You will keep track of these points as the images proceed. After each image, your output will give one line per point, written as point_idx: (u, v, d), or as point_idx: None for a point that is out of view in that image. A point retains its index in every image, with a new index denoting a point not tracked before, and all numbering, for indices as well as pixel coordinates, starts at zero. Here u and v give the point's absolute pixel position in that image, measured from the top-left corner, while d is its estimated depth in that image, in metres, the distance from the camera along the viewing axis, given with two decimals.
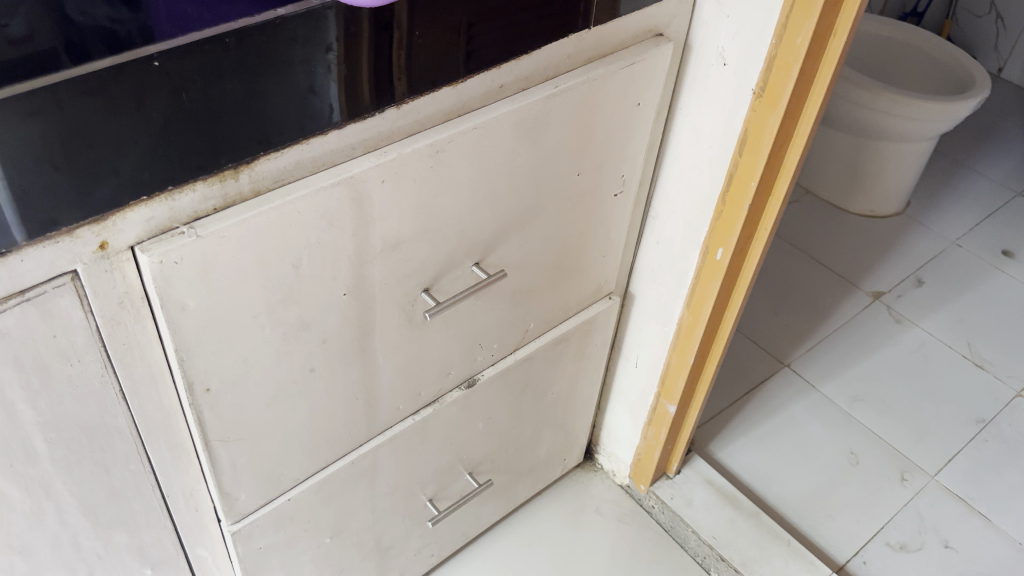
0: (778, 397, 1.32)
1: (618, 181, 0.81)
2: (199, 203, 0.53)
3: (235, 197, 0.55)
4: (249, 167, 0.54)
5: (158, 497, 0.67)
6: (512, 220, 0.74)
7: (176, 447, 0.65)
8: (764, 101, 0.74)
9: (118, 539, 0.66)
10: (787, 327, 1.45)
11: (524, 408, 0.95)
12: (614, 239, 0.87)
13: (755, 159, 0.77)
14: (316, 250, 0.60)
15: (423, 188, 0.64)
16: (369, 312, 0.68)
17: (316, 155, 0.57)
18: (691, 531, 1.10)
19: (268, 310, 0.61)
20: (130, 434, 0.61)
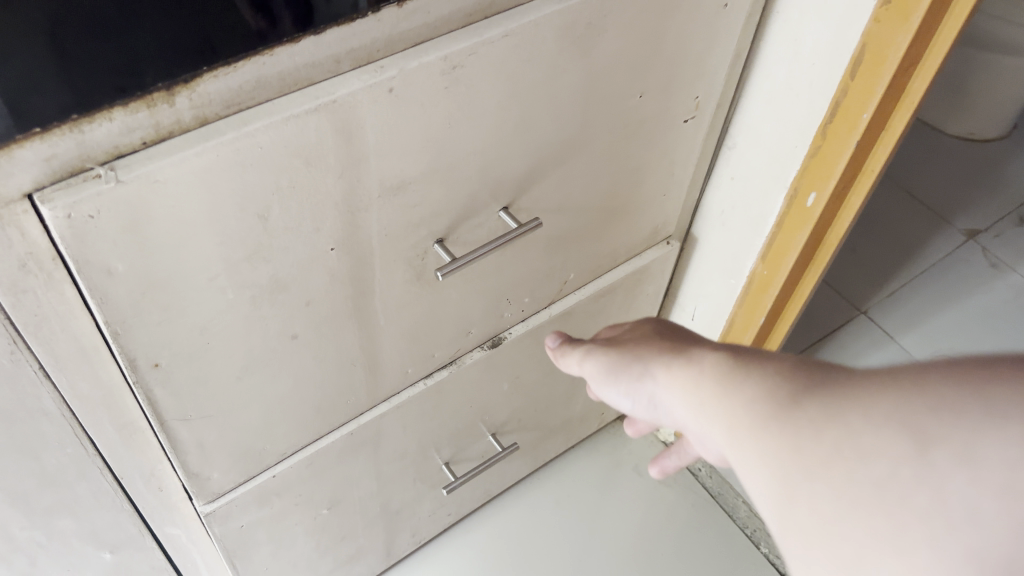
0: (847, 348, 1.17)
1: (690, 105, 0.64)
2: (120, 136, 0.39)
3: (173, 126, 0.41)
4: (189, 87, 0.40)
5: (111, 480, 0.56)
6: (552, 154, 0.58)
7: (126, 427, 0.53)
8: (893, 11, 0.56)
9: (63, 525, 0.55)
10: (864, 268, 1.29)
11: (559, 363, 0.81)
12: (678, 175, 0.71)
13: (872, 83, 0.59)
14: (289, 195, 0.46)
15: (432, 117, 0.49)
16: (366, 268, 0.55)
17: (286, 70, 0.43)
18: (741, 499, 1.02)
19: (228, 271, 0.47)
20: (62, 417, 0.49)
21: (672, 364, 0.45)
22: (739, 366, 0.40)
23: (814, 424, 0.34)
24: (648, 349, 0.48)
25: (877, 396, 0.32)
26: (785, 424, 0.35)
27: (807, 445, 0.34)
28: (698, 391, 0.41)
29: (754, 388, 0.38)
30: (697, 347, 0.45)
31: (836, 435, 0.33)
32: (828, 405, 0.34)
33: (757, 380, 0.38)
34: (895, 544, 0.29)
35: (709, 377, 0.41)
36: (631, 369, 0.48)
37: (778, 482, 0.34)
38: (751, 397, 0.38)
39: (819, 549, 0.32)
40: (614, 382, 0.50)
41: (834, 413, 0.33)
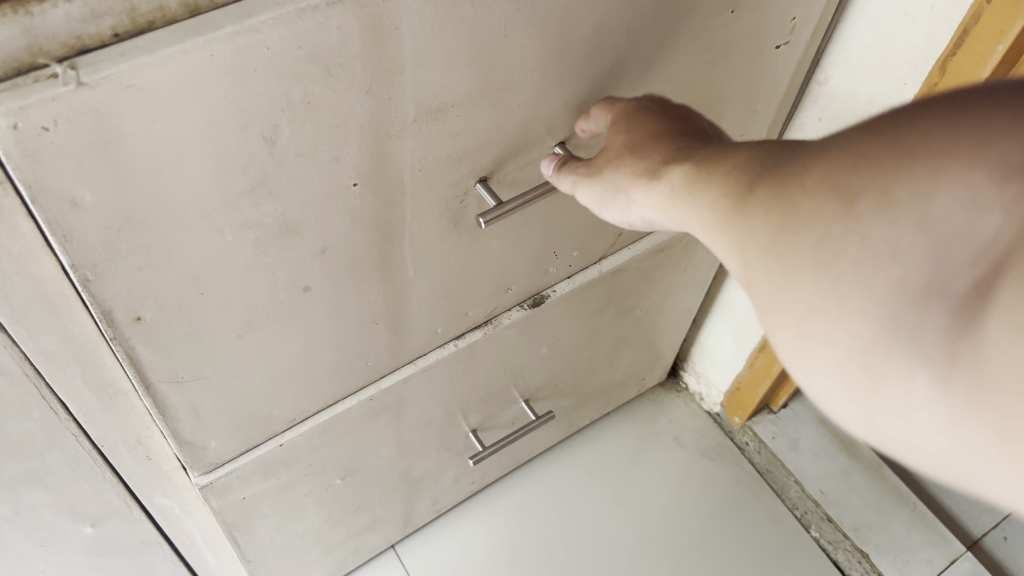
0: None
1: (784, 29, 0.54)
2: (82, 24, 0.30)
3: (154, 15, 0.31)
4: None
5: (88, 448, 0.47)
6: (623, 79, 0.49)
7: (106, 388, 0.45)
8: None
9: (33, 498, 0.48)
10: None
11: (605, 325, 0.73)
12: (757, 113, 0.61)
13: (1017, 10, 0.49)
14: (304, 115, 0.37)
15: (486, 21, 0.39)
16: (395, 210, 0.45)
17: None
18: (792, 479, 0.93)
19: (226, 208, 0.38)
20: (24, 377, 0.41)
21: (626, 165, 0.40)
22: (698, 160, 0.36)
23: (764, 193, 0.30)
24: (606, 155, 0.43)
25: (817, 151, 0.29)
26: (738, 203, 0.31)
27: (754, 226, 0.30)
28: (656, 192, 0.37)
29: (715, 181, 0.33)
30: (648, 142, 0.40)
31: (779, 198, 0.29)
32: (782, 172, 0.30)
33: (717, 172, 0.34)
34: (835, 295, 0.26)
35: (667, 170, 0.37)
36: (615, 198, 0.42)
37: (737, 262, 0.31)
38: (711, 189, 0.33)
39: (775, 319, 0.29)
40: (609, 212, 0.43)
41: (784, 178, 0.29)
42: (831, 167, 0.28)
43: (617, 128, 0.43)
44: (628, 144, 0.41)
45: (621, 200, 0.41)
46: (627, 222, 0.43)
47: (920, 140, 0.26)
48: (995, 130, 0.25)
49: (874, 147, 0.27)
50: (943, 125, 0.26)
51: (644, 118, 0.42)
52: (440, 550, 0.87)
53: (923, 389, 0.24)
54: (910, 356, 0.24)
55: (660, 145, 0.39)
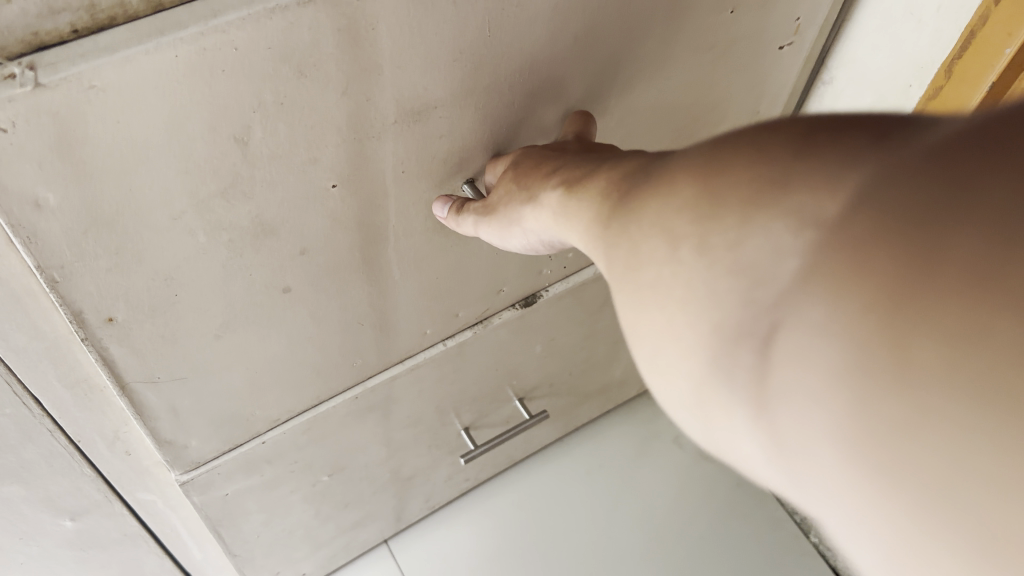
0: None
1: (788, 30, 0.53)
2: (37, 18, 0.29)
3: (115, 10, 0.30)
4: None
5: (64, 444, 0.47)
6: (618, 79, 0.47)
7: (81, 382, 0.44)
8: None
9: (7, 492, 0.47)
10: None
11: (601, 326, 0.71)
12: (760, 114, 0.59)
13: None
14: (278, 115, 0.36)
15: (468, 20, 0.38)
16: (377, 211, 0.44)
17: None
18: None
19: (199, 209, 0.37)
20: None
21: (516, 197, 0.40)
22: (572, 181, 0.36)
23: (616, 224, 0.29)
24: (497, 192, 0.42)
25: (654, 187, 0.27)
26: (602, 230, 0.30)
27: (612, 261, 0.28)
28: (544, 215, 0.38)
29: (585, 202, 0.33)
30: (531, 174, 0.40)
31: (627, 232, 0.27)
32: (632, 200, 0.28)
33: (585, 195, 0.34)
34: (671, 339, 0.24)
35: (547, 192, 0.37)
36: (509, 229, 0.41)
37: None
38: (581, 212, 0.33)
39: (638, 355, 0.27)
40: (516, 244, 0.43)
41: (629, 212, 0.28)
42: (662, 209, 0.25)
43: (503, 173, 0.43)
44: (516, 177, 0.41)
45: (514, 230, 0.41)
46: (530, 247, 0.43)
47: (737, 176, 0.23)
48: (817, 154, 0.22)
49: (701, 180, 0.24)
50: (748, 169, 0.23)
51: (527, 157, 0.42)
52: (434, 547, 0.86)
53: (747, 437, 0.22)
54: (733, 402, 0.22)
55: (542, 172, 0.39)
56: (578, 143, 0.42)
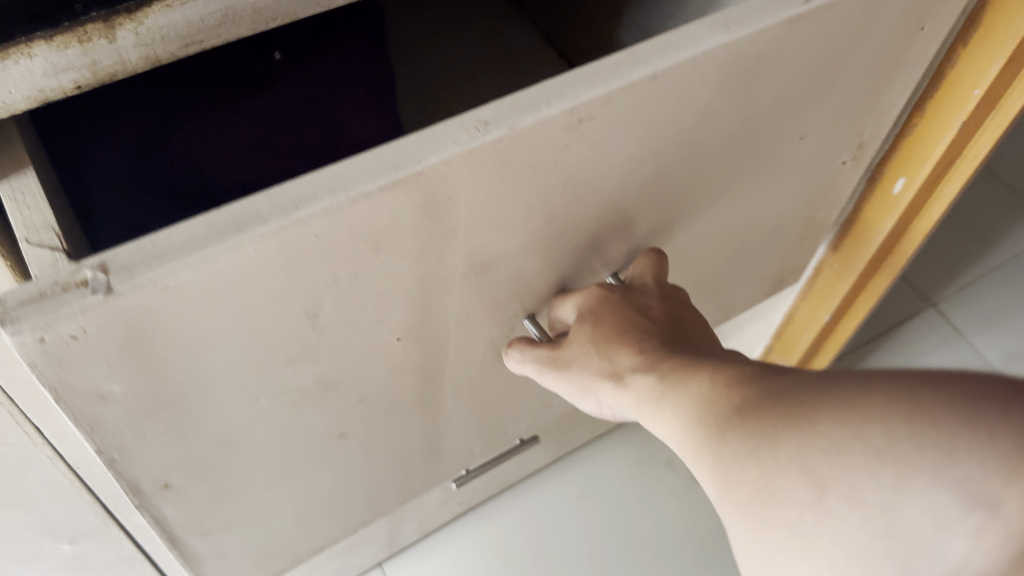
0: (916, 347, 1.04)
1: (852, 146, 0.51)
2: (47, 77, 0.35)
3: (115, 68, 0.36)
4: (133, 19, 0.35)
5: (63, 470, 0.45)
6: (684, 208, 0.46)
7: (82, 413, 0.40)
8: None
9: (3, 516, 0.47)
10: (939, 255, 1.14)
11: None
12: (817, 222, 0.58)
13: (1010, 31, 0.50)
14: (349, 286, 0.34)
15: (545, 180, 0.36)
16: (437, 354, 0.43)
17: (258, 4, 0.38)
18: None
19: (263, 377, 0.35)
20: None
21: (594, 363, 0.40)
22: (666, 372, 0.37)
23: (736, 441, 0.31)
24: (571, 345, 0.41)
25: (796, 418, 0.29)
26: (713, 435, 0.32)
27: (733, 477, 0.31)
28: (627, 398, 0.38)
29: (688, 397, 0.35)
30: (615, 344, 0.39)
31: (754, 455, 0.30)
32: (763, 418, 0.31)
33: (688, 388, 0.35)
34: None
35: (634, 376, 0.38)
36: (582, 395, 0.41)
37: (718, 499, 0.32)
38: (680, 408, 0.35)
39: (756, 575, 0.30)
40: (582, 405, 0.42)
41: (762, 432, 0.30)
42: (803, 447, 0.28)
43: (581, 321, 0.41)
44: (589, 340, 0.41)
45: (589, 398, 0.41)
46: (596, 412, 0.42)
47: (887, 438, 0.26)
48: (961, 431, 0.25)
49: (844, 431, 0.27)
50: (904, 426, 0.26)
51: (604, 311, 0.41)
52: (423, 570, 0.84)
53: None
54: None
55: (627, 347, 0.39)
56: (660, 297, 0.42)
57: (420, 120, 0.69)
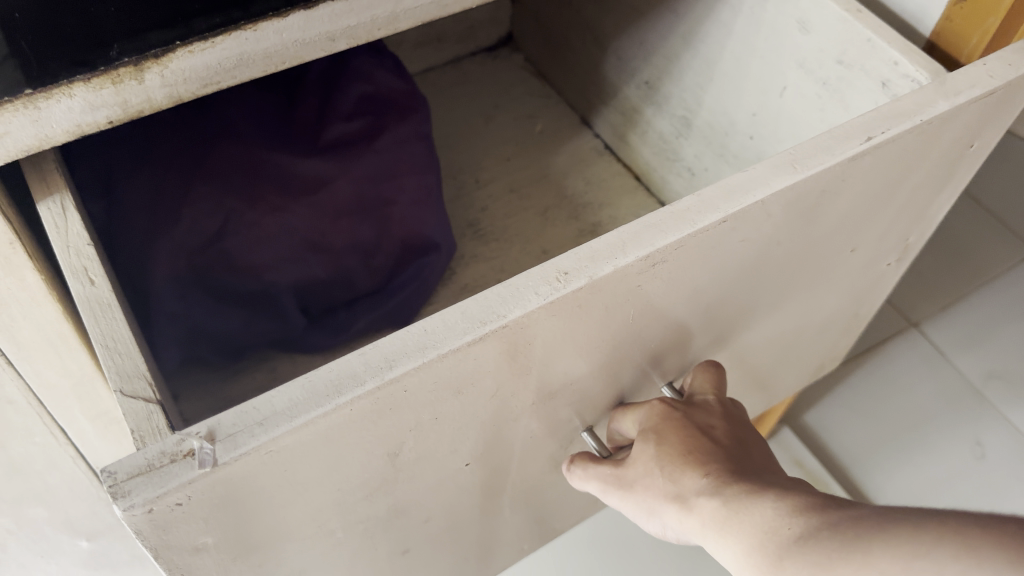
0: (896, 363, 1.05)
1: (898, 249, 0.52)
2: (82, 115, 0.36)
3: (142, 104, 0.37)
4: (158, 63, 0.36)
5: (84, 469, 0.52)
6: (738, 321, 0.46)
7: (99, 418, 0.49)
8: None
9: (33, 514, 0.53)
10: (926, 276, 1.14)
11: None
12: (861, 315, 0.58)
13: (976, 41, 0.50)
14: (430, 428, 0.35)
15: (617, 315, 0.37)
16: (501, 472, 0.43)
17: (272, 46, 0.39)
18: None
19: (343, 512, 0.36)
20: (28, 406, 0.46)
21: (659, 485, 0.38)
22: (732, 496, 0.35)
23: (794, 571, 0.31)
24: (636, 464, 0.40)
25: (850, 549, 0.29)
26: (774, 564, 0.32)
27: None
28: (692, 522, 0.36)
29: (752, 521, 0.33)
30: (679, 466, 0.38)
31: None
32: (824, 549, 0.30)
33: (752, 511, 0.34)
34: None
35: (698, 497, 0.36)
36: (646, 512, 0.40)
37: None
38: (745, 532, 0.33)
39: None
40: (646, 523, 0.41)
41: (819, 560, 0.30)
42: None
43: (644, 436, 0.40)
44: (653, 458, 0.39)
45: (654, 518, 0.40)
46: (661, 534, 0.41)
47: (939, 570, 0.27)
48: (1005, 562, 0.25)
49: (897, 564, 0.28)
50: (953, 560, 0.26)
51: (668, 427, 0.40)
52: None
53: None
54: None
55: (693, 466, 0.38)
56: (722, 419, 0.42)
57: (460, 206, 0.71)
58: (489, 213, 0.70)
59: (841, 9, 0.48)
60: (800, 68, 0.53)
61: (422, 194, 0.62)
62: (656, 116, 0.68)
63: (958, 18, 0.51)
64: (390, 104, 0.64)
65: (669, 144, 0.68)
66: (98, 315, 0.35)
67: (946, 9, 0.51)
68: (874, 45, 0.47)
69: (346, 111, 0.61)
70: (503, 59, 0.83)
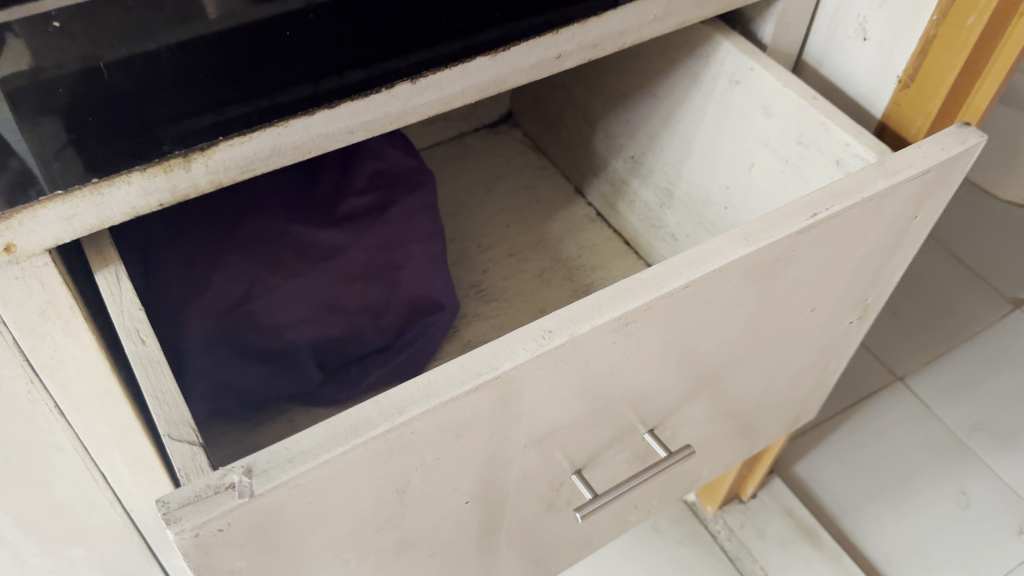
0: (885, 417, 1.09)
1: (859, 308, 0.57)
2: (138, 199, 0.42)
3: (189, 189, 0.44)
4: (204, 154, 0.43)
5: (118, 513, 0.57)
6: (708, 375, 0.52)
7: (137, 464, 0.54)
8: (940, 46, 0.54)
9: (72, 552, 0.58)
10: (906, 330, 1.19)
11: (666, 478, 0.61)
12: (830, 369, 0.64)
13: (917, 111, 0.57)
14: (433, 467, 0.40)
15: (597, 368, 0.43)
16: (498, 511, 0.48)
17: (299, 140, 0.46)
18: (758, 566, 0.93)
19: (355, 544, 0.41)
20: (74, 451, 0.51)
21: None
22: None
23: None
24: None
25: None
26: None
27: None
28: None
29: None
30: None
31: None
32: None
33: None
34: None
35: None
36: None
37: None
38: None
39: None
40: None
41: None
42: None
43: None
44: None
45: None
46: None
47: None
48: None
49: None
50: None
51: None
52: None
53: None
54: None
55: None
56: None
57: (463, 270, 0.77)
58: (489, 276, 0.76)
59: (798, 97, 0.55)
60: (765, 147, 0.59)
61: (430, 259, 0.68)
62: (642, 187, 0.75)
63: (905, 101, 0.57)
64: (400, 179, 0.70)
65: (653, 212, 0.74)
66: (148, 369, 0.40)
67: (893, 94, 0.58)
68: (827, 128, 0.53)
69: (359, 187, 0.68)
70: (501, 133, 0.90)
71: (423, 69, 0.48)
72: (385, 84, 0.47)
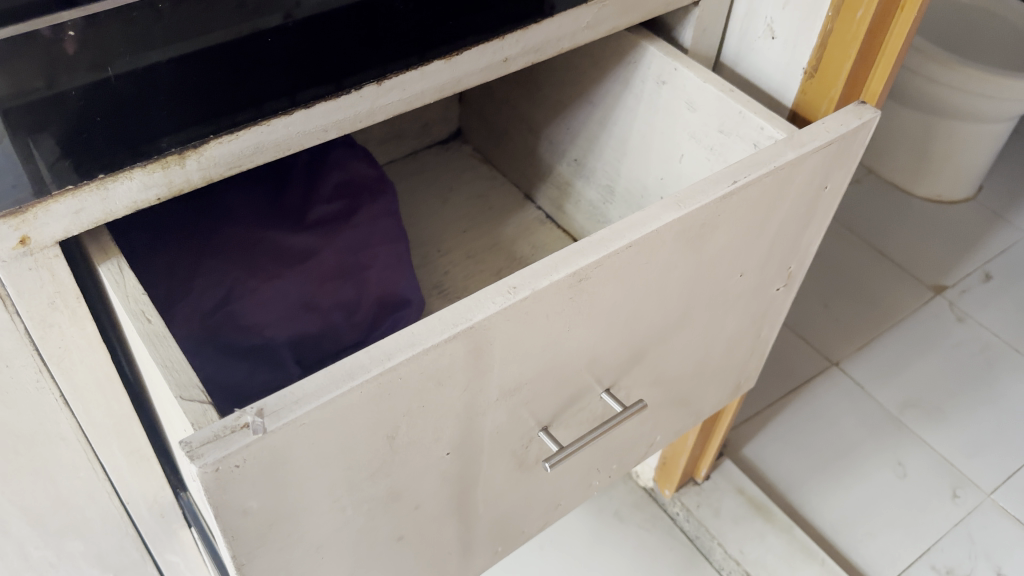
0: (824, 400, 1.16)
1: (783, 275, 0.64)
2: (138, 193, 0.46)
3: (183, 184, 0.48)
4: (197, 152, 0.47)
5: (116, 505, 0.60)
6: (654, 336, 0.58)
7: (134, 453, 0.58)
8: (835, 39, 0.62)
9: (72, 546, 0.61)
10: (838, 320, 1.28)
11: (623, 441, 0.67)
12: (763, 337, 0.71)
13: (823, 95, 0.65)
14: (418, 416, 0.45)
15: (556, 323, 0.48)
16: (474, 466, 0.53)
17: (280, 137, 0.51)
18: (716, 542, 0.98)
19: (350, 491, 0.46)
20: (76, 442, 0.54)
21: None
22: None
23: None
24: None
25: None
26: None
27: None
28: None
29: None
30: None
31: None
32: None
33: None
34: None
35: None
36: None
37: None
38: None
39: None
40: None
41: None
42: None
43: None
44: None
45: None
46: None
47: None
48: None
49: None
50: None
51: None
52: None
53: None
54: None
55: None
56: None
57: (426, 272, 0.82)
58: (450, 277, 0.82)
59: (717, 90, 0.62)
60: (692, 138, 0.66)
61: (395, 260, 0.73)
62: (586, 187, 0.82)
63: (811, 88, 0.65)
64: (363, 188, 0.75)
65: (598, 209, 0.81)
66: (156, 342, 0.45)
67: (801, 83, 0.66)
68: (744, 115, 0.60)
69: (326, 196, 0.74)
70: (452, 148, 0.96)
71: (387, 74, 0.54)
72: (355, 86, 0.53)
